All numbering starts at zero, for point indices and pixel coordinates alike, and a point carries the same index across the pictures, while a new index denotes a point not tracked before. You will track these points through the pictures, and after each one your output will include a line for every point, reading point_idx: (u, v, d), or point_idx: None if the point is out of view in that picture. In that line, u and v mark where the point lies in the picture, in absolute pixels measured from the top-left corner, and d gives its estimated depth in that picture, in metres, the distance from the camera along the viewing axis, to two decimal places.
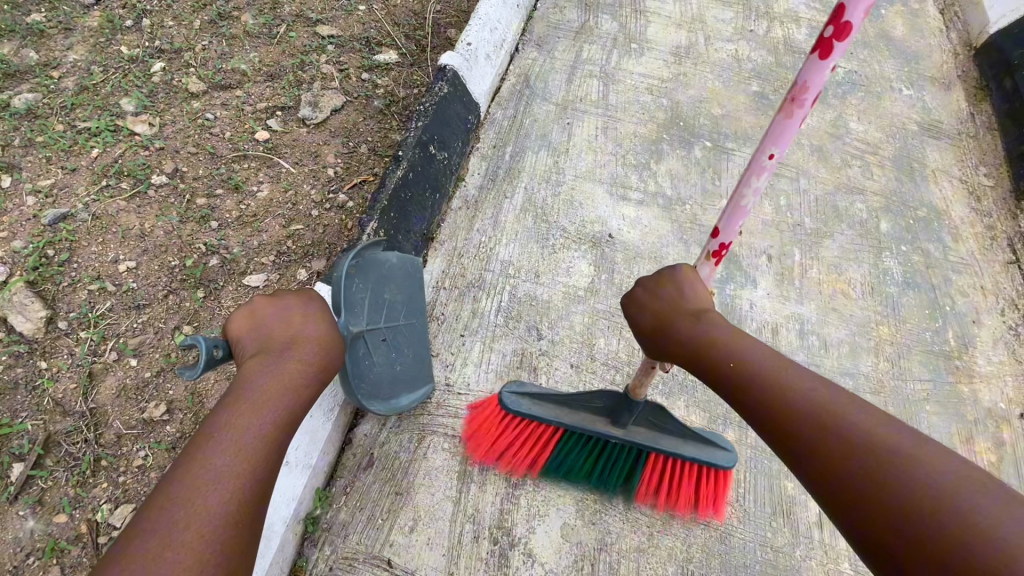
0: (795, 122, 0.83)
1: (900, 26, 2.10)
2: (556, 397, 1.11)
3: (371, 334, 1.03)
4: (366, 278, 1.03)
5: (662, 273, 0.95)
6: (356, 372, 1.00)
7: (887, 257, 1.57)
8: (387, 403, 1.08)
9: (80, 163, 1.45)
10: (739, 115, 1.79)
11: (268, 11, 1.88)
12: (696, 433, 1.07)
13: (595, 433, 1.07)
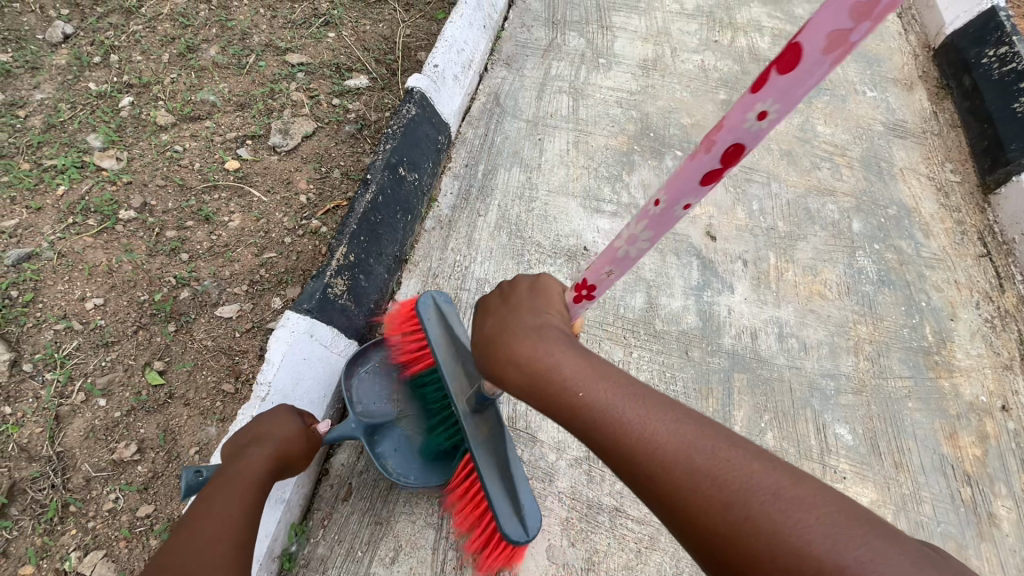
0: (710, 157, 0.71)
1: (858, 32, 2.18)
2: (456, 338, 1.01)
3: (406, 419, 1.10)
4: (387, 374, 1.14)
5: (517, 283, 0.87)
6: (396, 458, 1.06)
7: (861, 257, 1.58)
8: (446, 472, 1.06)
9: (46, 202, 1.42)
10: (707, 123, 1.83)
11: (237, 43, 1.91)
12: (519, 490, 0.94)
13: (446, 388, 0.97)
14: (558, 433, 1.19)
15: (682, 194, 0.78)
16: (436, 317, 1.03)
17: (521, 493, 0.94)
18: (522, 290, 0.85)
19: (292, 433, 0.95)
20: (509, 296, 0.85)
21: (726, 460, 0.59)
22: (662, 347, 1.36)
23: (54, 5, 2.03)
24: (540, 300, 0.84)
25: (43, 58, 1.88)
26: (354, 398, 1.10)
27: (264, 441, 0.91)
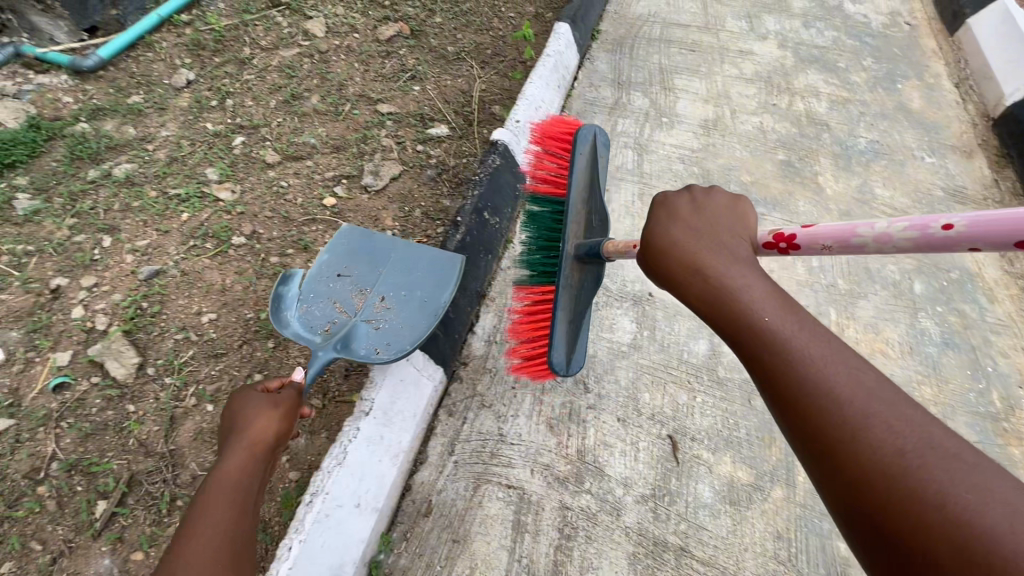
0: None
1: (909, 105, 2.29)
2: (596, 184, 1.29)
3: (365, 312, 1.23)
4: (317, 293, 1.25)
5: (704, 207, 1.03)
6: (379, 334, 1.19)
7: (924, 318, 1.60)
8: (433, 314, 1.22)
9: (172, 226, 1.60)
10: (767, 181, 1.92)
11: (335, 93, 2.14)
12: (576, 333, 1.26)
13: (569, 225, 1.24)
14: (625, 468, 1.23)
15: (983, 234, 0.75)
16: (586, 155, 1.27)
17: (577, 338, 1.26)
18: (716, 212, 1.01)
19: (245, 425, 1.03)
20: (703, 210, 1.01)
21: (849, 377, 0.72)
22: (725, 394, 1.37)
23: (179, 55, 2.32)
24: (733, 229, 0.98)
25: (168, 100, 2.15)
26: (302, 330, 1.19)
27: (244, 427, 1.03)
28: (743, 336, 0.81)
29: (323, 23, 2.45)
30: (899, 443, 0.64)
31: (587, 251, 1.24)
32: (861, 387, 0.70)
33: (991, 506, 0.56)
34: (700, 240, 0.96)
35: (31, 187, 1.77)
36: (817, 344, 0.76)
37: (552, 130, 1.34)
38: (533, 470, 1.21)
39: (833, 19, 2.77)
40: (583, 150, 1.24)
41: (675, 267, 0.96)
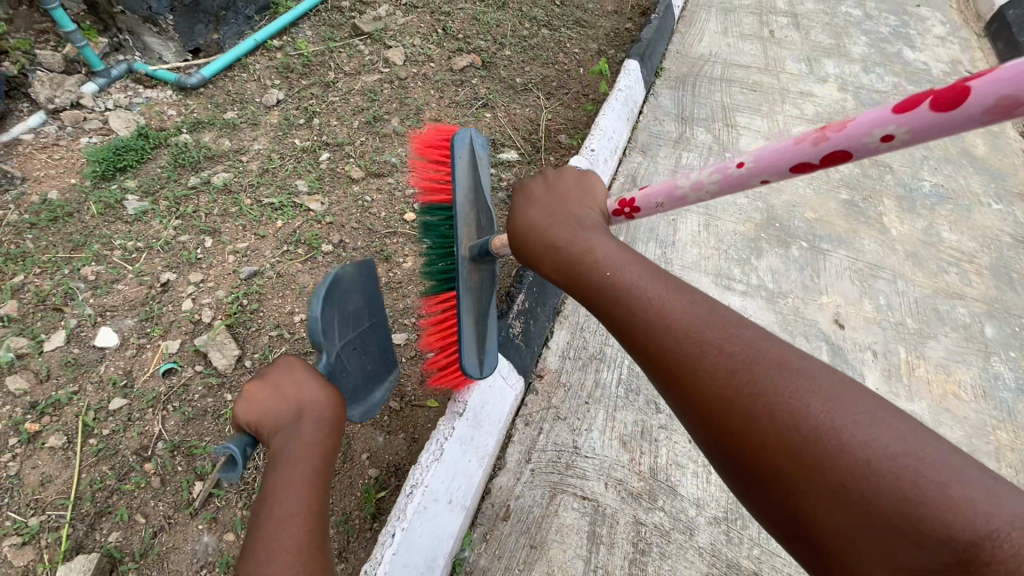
0: (811, 150, 0.85)
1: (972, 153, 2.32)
2: (476, 186, 1.21)
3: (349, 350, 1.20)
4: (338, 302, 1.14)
5: (560, 185, 1.11)
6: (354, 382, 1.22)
7: (997, 362, 1.59)
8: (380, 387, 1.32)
9: (268, 231, 1.73)
10: (831, 219, 1.95)
11: (413, 116, 2.28)
12: (485, 336, 1.20)
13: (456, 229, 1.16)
14: (698, 489, 1.25)
15: (770, 168, 0.92)
16: (467, 159, 1.18)
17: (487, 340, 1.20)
18: (569, 190, 1.10)
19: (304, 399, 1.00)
20: (556, 187, 1.11)
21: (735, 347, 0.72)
22: None
23: (271, 77, 2.51)
24: (582, 197, 1.10)
25: (259, 117, 2.32)
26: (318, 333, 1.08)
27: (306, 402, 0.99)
28: (629, 317, 0.82)
29: (402, 52, 2.62)
30: (731, 365, 0.71)
31: (480, 251, 1.18)
32: (725, 340, 0.73)
33: (811, 402, 0.63)
34: (549, 213, 1.05)
35: (139, 189, 1.93)
36: (656, 285, 0.84)
37: (431, 140, 1.31)
38: (608, 483, 1.25)
39: (892, 65, 2.82)
40: (461, 155, 1.15)
41: (535, 246, 1.02)
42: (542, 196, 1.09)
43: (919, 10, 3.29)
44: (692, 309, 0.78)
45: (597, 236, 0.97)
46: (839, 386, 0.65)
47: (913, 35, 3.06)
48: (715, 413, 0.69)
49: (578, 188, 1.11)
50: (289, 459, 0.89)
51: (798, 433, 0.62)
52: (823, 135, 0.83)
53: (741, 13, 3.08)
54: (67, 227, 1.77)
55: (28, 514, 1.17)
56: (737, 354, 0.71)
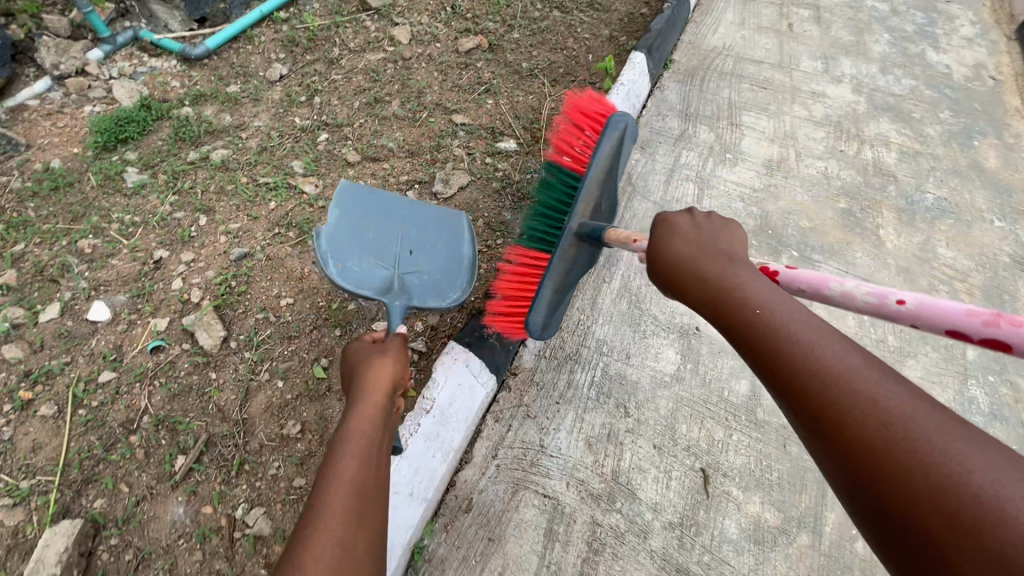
0: (978, 324, 0.89)
1: (981, 166, 2.27)
2: (610, 168, 1.43)
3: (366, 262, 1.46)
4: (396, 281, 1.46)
5: (710, 224, 1.15)
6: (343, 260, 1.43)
7: (974, 386, 1.59)
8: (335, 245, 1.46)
9: (261, 212, 1.75)
10: (826, 229, 1.93)
11: (414, 99, 2.27)
12: (559, 302, 1.34)
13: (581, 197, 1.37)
14: (656, 494, 1.30)
15: (924, 315, 0.95)
16: (614, 142, 1.43)
17: (558, 306, 1.34)
18: (716, 229, 1.14)
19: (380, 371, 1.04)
20: (703, 226, 1.15)
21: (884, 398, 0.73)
22: (761, 436, 1.41)
23: (275, 50, 2.50)
24: (728, 237, 1.12)
25: (262, 92, 2.32)
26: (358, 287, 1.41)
27: (370, 381, 1.01)
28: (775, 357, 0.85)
29: (408, 31, 2.59)
30: (877, 415, 0.72)
31: (589, 228, 1.36)
32: (878, 389, 0.75)
33: (970, 465, 0.64)
34: (697, 249, 1.11)
35: (140, 162, 1.96)
36: (808, 328, 0.86)
37: (588, 113, 1.52)
38: (569, 483, 1.29)
39: (913, 67, 2.73)
40: (611, 134, 1.41)
41: (682, 276, 1.09)
42: (688, 232, 1.15)
43: (950, 8, 3.16)
44: (848, 357, 0.80)
45: (740, 273, 1.02)
46: (999, 454, 0.64)
47: (939, 35, 2.95)
48: (856, 456, 0.71)
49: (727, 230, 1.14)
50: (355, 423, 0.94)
51: (950, 490, 0.62)
52: (998, 322, 0.88)
53: (762, 4, 2.98)
54: (67, 197, 1.81)
55: (20, 477, 1.25)
56: (885, 404, 0.72)
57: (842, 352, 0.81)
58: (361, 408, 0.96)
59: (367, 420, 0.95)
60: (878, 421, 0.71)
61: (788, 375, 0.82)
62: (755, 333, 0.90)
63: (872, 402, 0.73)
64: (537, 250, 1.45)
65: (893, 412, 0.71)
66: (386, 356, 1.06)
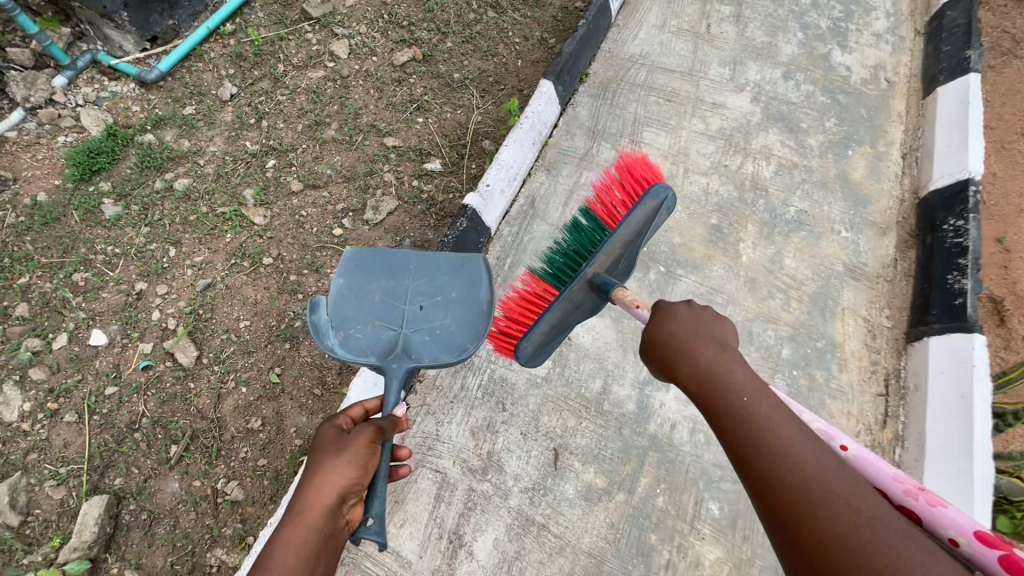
0: (901, 484, 1.19)
1: (848, 176, 2.61)
2: (635, 231, 1.82)
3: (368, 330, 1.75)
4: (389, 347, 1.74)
5: (705, 314, 1.43)
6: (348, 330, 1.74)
7: (778, 380, 2.09)
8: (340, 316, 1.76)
9: (220, 245, 2.14)
10: (693, 244, 2.33)
11: (351, 122, 2.56)
12: (551, 332, 1.78)
13: (602, 252, 1.79)
14: (517, 468, 1.82)
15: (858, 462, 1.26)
16: (649, 208, 1.81)
17: (549, 336, 1.78)
18: (707, 320, 1.41)
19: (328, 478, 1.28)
20: (697, 313, 1.43)
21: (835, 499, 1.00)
22: (603, 423, 1.91)
23: (224, 66, 2.72)
24: (717, 324, 1.41)
25: (215, 113, 2.58)
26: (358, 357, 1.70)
27: (310, 492, 1.25)
28: (753, 450, 1.12)
29: (347, 44, 2.81)
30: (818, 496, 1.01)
31: (598, 280, 1.78)
32: (832, 492, 1.01)
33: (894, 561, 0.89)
34: (690, 331, 1.39)
35: (113, 192, 2.29)
36: (785, 425, 1.14)
37: (636, 175, 1.91)
38: (455, 461, 1.82)
39: (815, 70, 2.97)
40: (648, 203, 1.78)
41: (672, 353, 1.37)
42: (684, 316, 1.43)
43: None
44: (809, 461, 1.07)
45: (731, 365, 1.29)
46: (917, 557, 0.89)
47: (850, 32, 3.15)
48: (815, 545, 0.96)
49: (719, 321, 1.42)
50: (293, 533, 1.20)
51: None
52: (916, 495, 1.16)
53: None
54: (57, 231, 2.17)
55: (59, 465, 1.75)
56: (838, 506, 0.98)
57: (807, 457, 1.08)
58: (295, 520, 1.21)
59: (300, 529, 1.20)
60: (828, 516, 0.98)
61: (764, 468, 1.08)
62: (739, 425, 1.16)
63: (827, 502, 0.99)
64: (557, 280, 1.89)
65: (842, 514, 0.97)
66: (334, 465, 1.28)
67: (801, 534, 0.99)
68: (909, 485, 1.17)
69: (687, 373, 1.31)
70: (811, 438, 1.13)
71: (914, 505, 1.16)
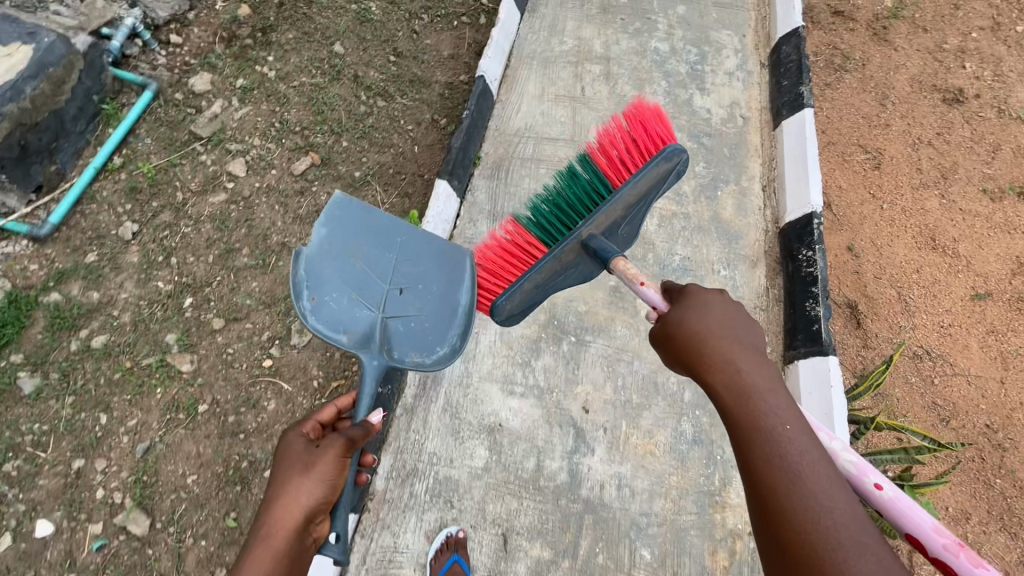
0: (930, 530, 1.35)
1: (725, 213, 2.99)
2: (644, 191, 2.07)
3: (345, 300, 2.07)
4: (357, 322, 2.04)
5: (743, 329, 1.58)
6: (322, 290, 2.05)
7: (684, 422, 2.37)
8: (315, 277, 2.06)
9: (152, 402, 2.21)
10: (595, 309, 2.59)
11: (262, 243, 2.66)
12: (535, 288, 2.00)
13: (603, 208, 2.03)
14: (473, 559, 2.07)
15: (894, 502, 1.40)
16: (660, 166, 2.06)
17: (533, 294, 2.02)
18: (745, 338, 1.56)
19: (300, 488, 1.53)
20: (737, 328, 1.58)
21: (833, 523, 1.19)
22: (541, 498, 2.17)
23: (119, 202, 2.72)
24: (752, 342, 1.57)
25: (120, 255, 2.59)
26: (327, 323, 2.01)
27: (285, 503, 1.50)
28: (771, 467, 1.30)
29: (243, 161, 2.88)
30: (840, 542, 1.15)
31: (589, 238, 2.03)
32: (831, 519, 1.19)
33: None
34: (729, 347, 1.53)
35: (28, 363, 2.28)
36: (802, 449, 1.32)
37: (647, 133, 2.13)
38: (417, 567, 2.03)
39: (681, 117, 3.33)
40: (658, 163, 2.03)
41: (709, 361, 1.52)
42: (725, 331, 1.57)
43: (719, 37, 3.70)
44: (819, 486, 1.25)
45: (759, 385, 1.44)
46: None
47: (706, 73, 3.53)
48: (806, 557, 1.16)
49: (753, 337, 1.58)
50: (269, 537, 1.44)
51: None
52: (958, 551, 1.30)
53: (559, 65, 3.43)
54: None
55: None
56: (831, 530, 1.18)
57: (817, 485, 1.26)
58: (272, 522, 1.46)
59: (277, 537, 1.44)
60: (824, 536, 1.17)
61: (777, 484, 1.27)
62: (760, 446, 1.34)
63: (824, 526, 1.18)
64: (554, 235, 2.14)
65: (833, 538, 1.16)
66: (306, 478, 1.55)
67: (791, 547, 1.19)
68: (951, 542, 1.30)
69: (723, 390, 1.46)
70: (825, 467, 1.30)
71: (954, 560, 1.30)
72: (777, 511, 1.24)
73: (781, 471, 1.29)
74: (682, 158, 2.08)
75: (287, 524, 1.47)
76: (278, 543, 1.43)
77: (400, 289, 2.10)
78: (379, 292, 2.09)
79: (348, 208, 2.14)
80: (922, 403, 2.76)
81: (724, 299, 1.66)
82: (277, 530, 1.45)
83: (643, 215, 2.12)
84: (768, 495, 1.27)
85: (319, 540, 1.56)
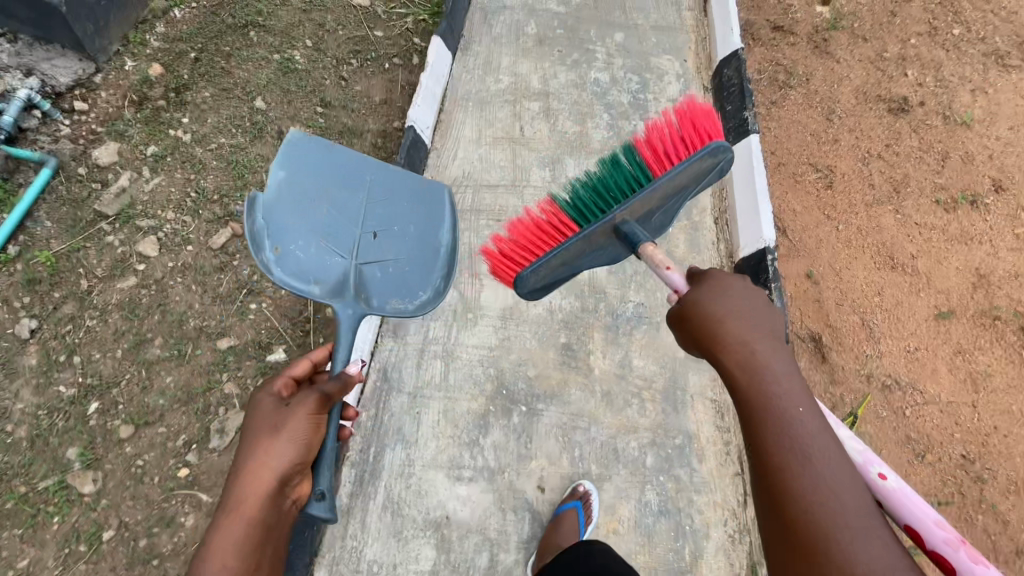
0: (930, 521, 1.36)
1: (680, 249, 2.81)
2: (687, 183, 1.93)
3: (313, 247, 2.08)
4: (331, 270, 2.07)
5: (759, 308, 1.50)
6: (288, 237, 2.06)
7: (648, 490, 2.23)
8: (276, 225, 2.06)
9: (47, 535, 2.07)
10: (547, 372, 2.43)
11: (177, 330, 2.42)
12: (557, 265, 1.91)
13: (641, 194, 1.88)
14: None
15: (894, 490, 1.41)
16: (709, 157, 1.89)
17: (557, 272, 1.95)
18: (761, 318, 1.48)
19: (271, 452, 1.54)
20: (751, 308, 1.49)
21: (838, 507, 1.17)
22: None
23: (15, 296, 2.45)
24: (769, 322, 1.48)
25: (16, 357, 2.32)
26: (297, 270, 2.03)
27: (254, 474, 1.51)
28: (780, 446, 1.26)
29: (155, 239, 2.64)
30: (853, 540, 1.12)
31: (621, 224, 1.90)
32: (833, 500, 1.18)
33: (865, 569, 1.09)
34: (743, 328, 1.45)
35: None
36: (814, 431, 1.28)
37: (694, 124, 1.97)
38: None
39: None
40: (708, 154, 1.87)
41: (718, 339, 1.45)
42: (739, 310, 1.48)
43: (660, 63, 3.60)
44: (827, 467, 1.23)
45: (771, 364, 1.38)
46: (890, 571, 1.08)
47: (648, 102, 3.42)
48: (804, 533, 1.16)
49: (771, 318, 1.49)
50: (243, 508, 1.47)
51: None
52: (958, 547, 1.32)
53: (496, 104, 3.27)
54: None
55: None
56: (833, 511, 1.17)
57: (827, 466, 1.23)
58: (245, 491, 1.49)
59: (251, 509, 1.47)
60: (825, 516, 1.16)
61: (784, 462, 1.24)
62: (768, 426, 1.29)
63: (826, 506, 1.17)
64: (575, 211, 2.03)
65: (835, 519, 1.16)
66: (275, 442, 1.55)
67: (790, 520, 1.19)
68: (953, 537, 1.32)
69: (738, 373, 1.39)
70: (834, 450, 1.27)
71: (952, 554, 1.32)
72: (779, 487, 1.22)
73: (789, 451, 1.25)
74: (731, 153, 1.93)
75: (258, 494, 1.49)
76: (256, 515, 1.47)
77: (372, 233, 2.14)
78: (350, 238, 2.12)
79: (304, 151, 2.16)
80: (894, 438, 2.69)
81: (744, 285, 1.54)
82: (248, 502, 1.48)
83: (680, 203, 1.98)
84: (771, 468, 1.25)
85: (302, 499, 1.59)
